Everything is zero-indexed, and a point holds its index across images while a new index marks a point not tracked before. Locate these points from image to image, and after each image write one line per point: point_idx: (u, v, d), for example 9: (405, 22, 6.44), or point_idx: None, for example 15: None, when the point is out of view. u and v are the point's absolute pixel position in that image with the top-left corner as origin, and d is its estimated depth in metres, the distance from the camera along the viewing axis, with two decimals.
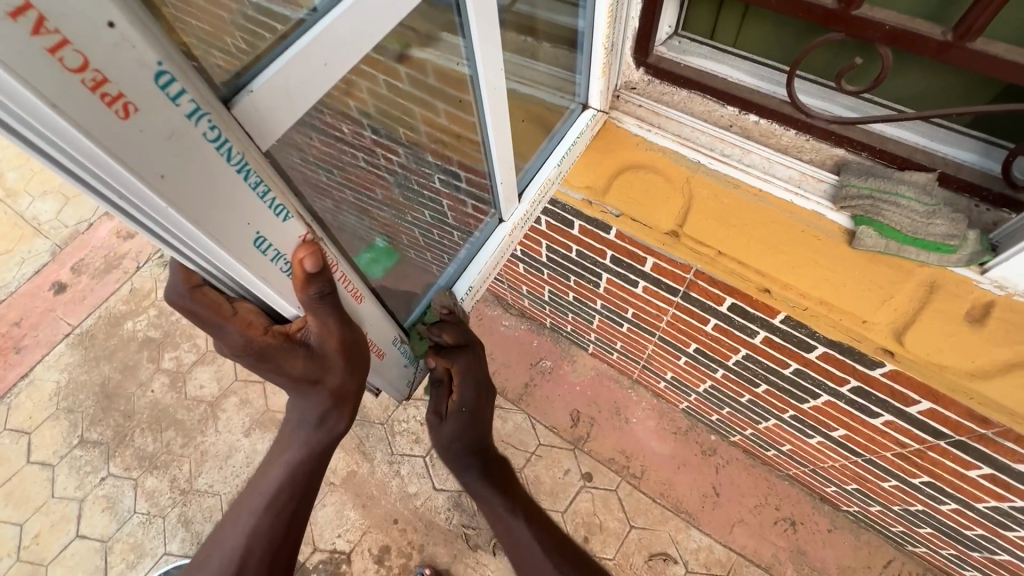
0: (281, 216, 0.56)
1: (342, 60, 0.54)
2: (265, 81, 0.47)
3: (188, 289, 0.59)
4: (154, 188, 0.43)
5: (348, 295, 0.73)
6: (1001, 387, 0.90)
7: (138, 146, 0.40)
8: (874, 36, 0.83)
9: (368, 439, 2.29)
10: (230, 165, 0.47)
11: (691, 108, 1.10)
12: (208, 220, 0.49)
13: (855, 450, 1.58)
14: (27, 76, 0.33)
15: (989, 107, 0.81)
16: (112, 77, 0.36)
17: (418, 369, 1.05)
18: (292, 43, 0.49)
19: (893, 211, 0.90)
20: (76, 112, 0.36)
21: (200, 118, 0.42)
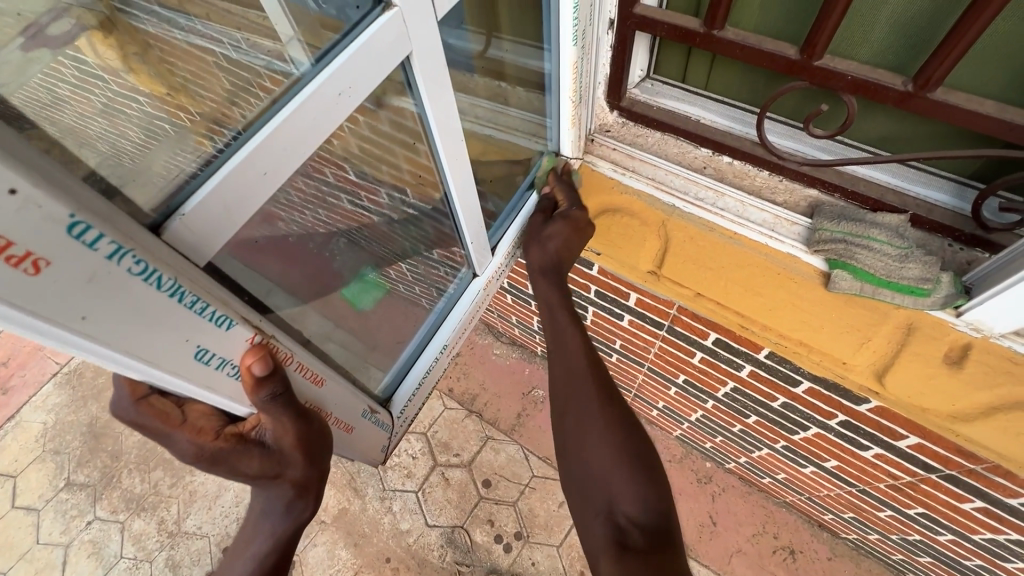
0: (225, 324, 0.54)
1: (284, 166, 0.56)
2: (199, 202, 0.48)
3: (133, 402, 0.57)
4: (76, 330, 0.42)
5: (309, 381, 0.71)
6: (984, 431, 0.90)
7: (53, 296, 0.39)
8: (838, 85, 0.83)
9: (359, 474, 2.26)
10: (161, 291, 0.46)
11: (665, 149, 1.11)
12: (139, 347, 0.48)
13: (849, 480, 1.56)
14: None
15: (959, 153, 0.81)
16: (17, 239, 0.35)
17: (392, 435, 1.03)
18: (231, 156, 0.51)
19: (865, 254, 0.90)
20: None
21: (122, 256, 0.42)
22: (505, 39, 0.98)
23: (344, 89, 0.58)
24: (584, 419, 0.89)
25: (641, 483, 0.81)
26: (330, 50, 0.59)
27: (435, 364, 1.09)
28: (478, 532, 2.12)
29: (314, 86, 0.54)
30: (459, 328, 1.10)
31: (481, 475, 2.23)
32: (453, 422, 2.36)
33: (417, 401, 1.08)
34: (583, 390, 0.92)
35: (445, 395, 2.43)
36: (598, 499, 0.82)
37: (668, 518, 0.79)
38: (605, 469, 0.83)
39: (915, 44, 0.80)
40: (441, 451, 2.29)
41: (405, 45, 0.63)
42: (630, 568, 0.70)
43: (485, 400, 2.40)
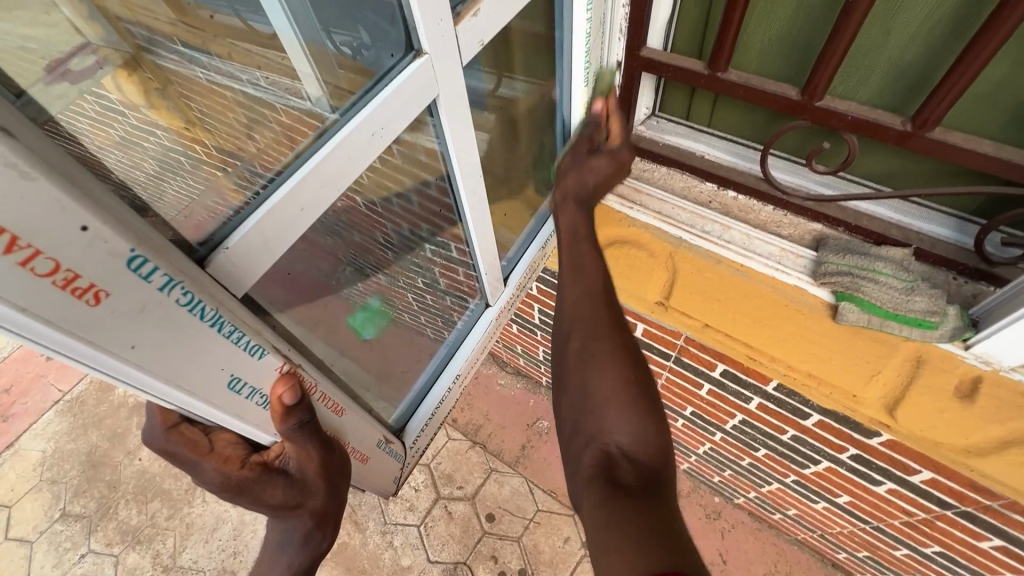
0: (257, 354, 0.55)
1: (318, 204, 0.58)
2: (243, 236, 0.50)
3: (164, 430, 0.59)
4: (125, 358, 0.43)
5: (328, 410, 0.71)
6: (998, 465, 0.90)
7: (108, 325, 0.41)
8: (839, 124, 0.87)
9: (360, 507, 2.22)
10: (203, 321, 0.48)
11: (671, 184, 1.14)
12: (178, 375, 0.48)
13: (862, 517, 1.53)
14: (2, 290, 0.34)
15: (959, 189, 0.84)
16: (84, 272, 0.37)
17: (404, 465, 1.02)
18: (271, 195, 0.54)
19: (873, 287, 0.90)
20: (46, 309, 0.37)
21: (172, 288, 0.43)
22: (518, 79, 0.99)
23: (376, 129, 0.61)
24: (590, 341, 0.83)
25: (645, 419, 0.75)
26: (363, 95, 0.63)
27: (447, 394, 1.09)
28: (481, 569, 2.06)
29: (349, 128, 0.58)
30: (470, 357, 1.11)
31: (484, 509, 2.19)
32: (457, 453, 2.33)
33: (429, 432, 1.07)
34: (596, 316, 0.86)
35: (449, 426, 2.40)
36: (591, 432, 0.77)
37: (664, 462, 0.73)
38: (604, 399, 0.78)
39: (911, 88, 0.84)
40: (444, 484, 2.25)
41: (433, 89, 0.67)
42: (612, 512, 0.64)
43: (489, 431, 2.37)
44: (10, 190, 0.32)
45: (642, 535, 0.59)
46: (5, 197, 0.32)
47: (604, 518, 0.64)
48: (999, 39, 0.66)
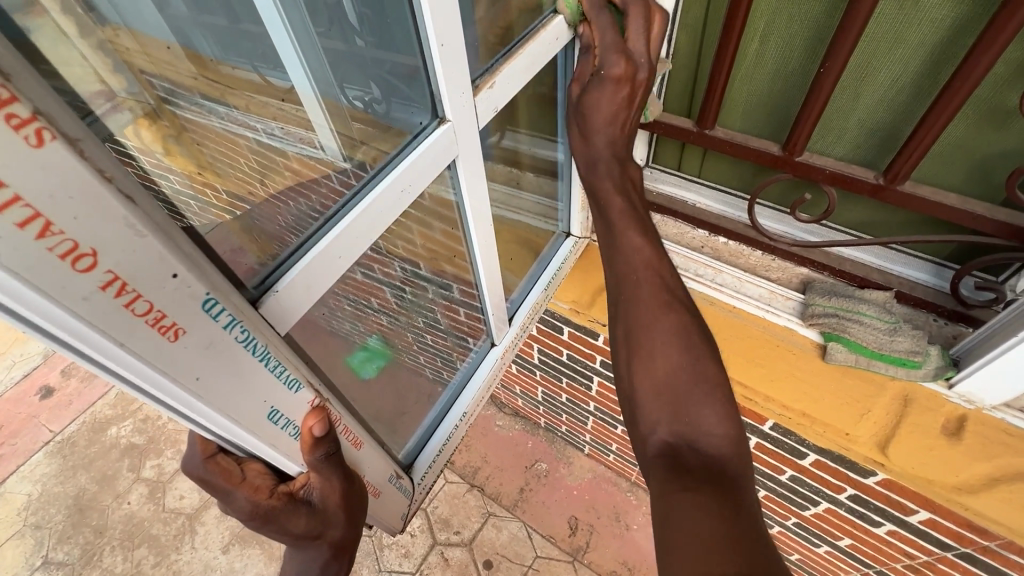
0: (294, 388, 0.58)
1: (353, 252, 0.63)
2: (290, 281, 0.55)
3: (203, 459, 0.61)
4: (190, 389, 0.47)
5: (348, 444, 0.73)
6: (990, 502, 0.89)
7: (180, 359, 0.45)
8: (818, 177, 0.94)
9: (354, 553, 2.17)
10: (255, 357, 0.52)
11: (665, 230, 1.21)
12: (229, 405, 0.52)
13: (865, 561, 1.52)
14: (106, 327, 0.38)
15: (932, 237, 0.90)
16: (170, 313, 0.42)
17: (411, 502, 1.03)
18: (311, 247, 0.58)
19: (857, 327, 0.96)
20: (136, 345, 0.41)
21: (234, 326, 0.48)
22: (521, 132, 1.06)
23: (406, 184, 0.67)
24: (639, 326, 0.70)
25: (710, 408, 0.63)
26: (396, 153, 0.69)
27: (454, 432, 1.11)
28: None
29: (386, 183, 0.64)
30: (478, 394, 1.14)
31: (482, 555, 2.14)
32: (454, 497, 2.29)
33: (436, 470, 1.09)
34: (641, 294, 0.71)
35: (446, 469, 2.38)
36: (649, 419, 0.66)
37: (741, 456, 0.61)
38: (667, 380, 0.66)
39: (884, 146, 0.92)
40: (440, 529, 2.21)
41: (454, 149, 0.74)
42: (675, 502, 0.55)
43: (487, 474, 2.35)
44: (125, 244, 0.36)
45: (712, 531, 0.50)
46: (120, 248, 0.36)
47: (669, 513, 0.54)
48: (952, 107, 0.74)
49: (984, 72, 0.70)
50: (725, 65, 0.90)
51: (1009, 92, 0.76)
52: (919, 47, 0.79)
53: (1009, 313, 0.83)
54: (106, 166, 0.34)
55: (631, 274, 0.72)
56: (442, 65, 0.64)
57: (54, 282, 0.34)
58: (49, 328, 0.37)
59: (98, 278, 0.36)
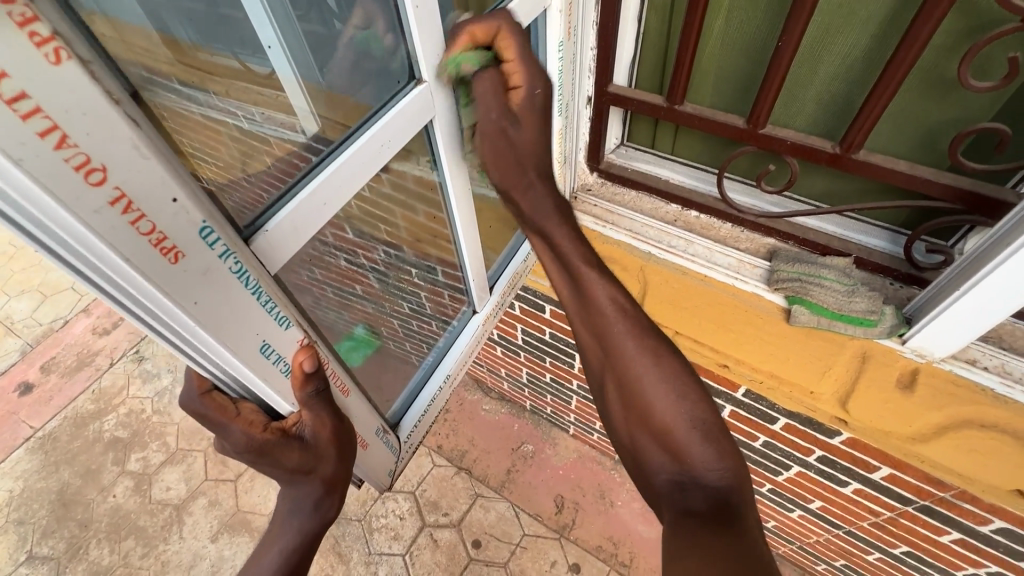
0: (284, 325, 0.62)
1: (337, 201, 0.66)
2: (278, 222, 0.58)
3: (200, 394, 0.63)
4: (189, 312, 0.50)
5: (336, 389, 0.78)
6: (939, 449, 0.97)
7: (180, 281, 0.48)
8: (780, 148, 0.99)
9: (344, 538, 2.19)
10: (247, 289, 0.55)
11: (640, 205, 1.25)
12: (225, 333, 0.55)
13: (835, 522, 1.59)
14: (114, 241, 0.41)
15: (886, 204, 0.97)
16: (170, 235, 0.45)
17: (398, 459, 1.07)
18: (300, 190, 0.61)
19: (819, 290, 1.01)
20: (140, 262, 0.44)
21: (228, 256, 0.51)
22: None
23: (385, 140, 0.70)
24: (627, 373, 0.79)
25: (705, 446, 0.72)
26: (376, 110, 0.72)
27: (437, 395, 1.14)
28: None
29: (368, 135, 0.67)
30: (460, 358, 1.17)
31: (470, 535, 2.19)
32: (442, 480, 2.33)
33: (420, 430, 1.13)
34: (621, 344, 0.80)
35: (433, 453, 2.42)
36: (656, 458, 0.76)
37: (741, 487, 0.70)
38: (661, 418, 0.75)
39: (839, 116, 0.97)
40: (429, 511, 2.25)
41: (430, 108, 0.78)
42: (684, 531, 0.66)
43: (474, 457, 2.39)
44: (130, 163, 0.39)
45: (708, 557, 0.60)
46: (126, 167, 0.39)
47: (679, 545, 0.65)
48: (896, 79, 0.80)
49: (927, 39, 0.75)
50: (691, 42, 0.94)
51: (949, 63, 0.82)
52: (869, 20, 0.84)
53: (953, 270, 0.91)
54: (115, 90, 0.37)
55: (609, 326, 0.81)
56: (418, 26, 0.68)
57: (68, 192, 0.37)
58: (56, 238, 0.39)
59: (108, 194, 0.39)
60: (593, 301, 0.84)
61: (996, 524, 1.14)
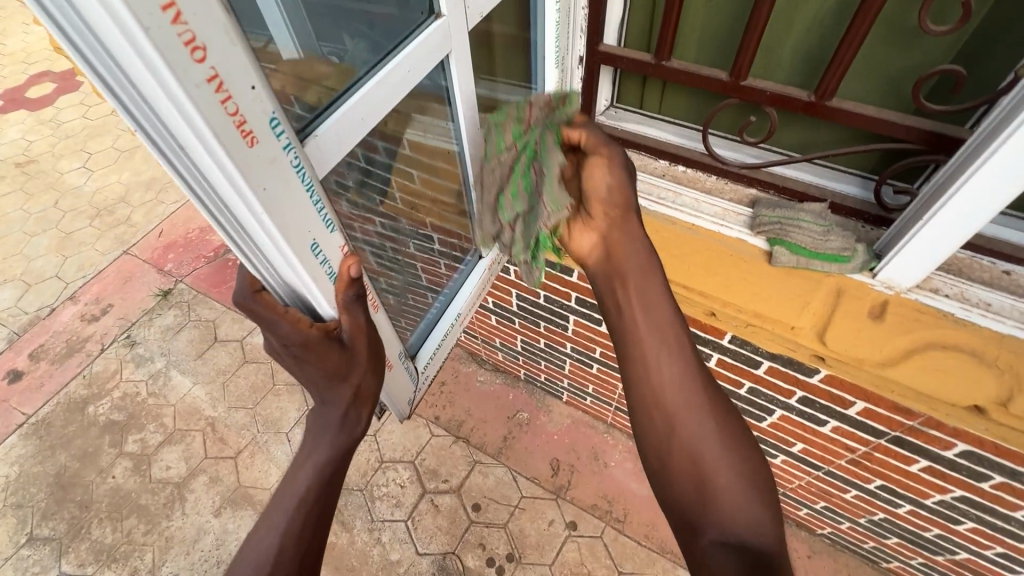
0: (329, 228, 0.69)
1: (371, 118, 0.72)
2: (327, 126, 0.64)
3: (252, 292, 0.68)
4: (260, 198, 0.56)
5: (370, 304, 0.86)
6: (907, 371, 1.05)
7: (255, 167, 0.54)
8: (760, 99, 1.07)
9: (346, 507, 2.24)
10: (303, 186, 0.61)
11: (630, 162, 1.32)
12: (286, 226, 0.61)
13: (815, 464, 1.69)
14: (209, 119, 0.47)
15: (857, 148, 1.05)
16: (249, 119, 0.51)
17: (417, 387, 1.13)
18: (343, 103, 0.67)
19: (798, 232, 1.11)
20: (228, 141, 0.50)
21: (289, 150, 0.57)
22: (500, 80, 1.15)
23: (411, 67, 0.76)
24: (680, 415, 0.80)
25: (751, 499, 0.73)
26: (394, 44, 0.77)
27: (450, 331, 1.22)
28: (470, 557, 2.11)
29: (396, 60, 0.73)
30: (470, 299, 1.25)
31: (470, 499, 2.25)
32: (441, 449, 2.39)
33: (436, 363, 1.20)
34: (682, 386, 0.81)
35: (432, 424, 2.48)
36: (693, 500, 0.75)
37: (775, 540, 0.71)
38: (712, 464, 0.76)
39: (812, 66, 1.05)
40: (429, 478, 2.31)
41: (446, 46, 0.84)
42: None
43: (472, 426, 2.45)
44: (221, 45, 0.46)
45: None
46: (219, 49, 0.46)
47: None
48: (862, 30, 0.87)
49: None
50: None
51: (908, 11, 0.90)
52: None
53: (917, 203, 1.01)
54: None
55: (667, 373, 0.83)
56: None
57: (178, 64, 0.43)
58: (159, 106, 0.45)
59: (205, 71, 0.45)
60: (652, 338, 0.86)
61: (959, 447, 1.23)
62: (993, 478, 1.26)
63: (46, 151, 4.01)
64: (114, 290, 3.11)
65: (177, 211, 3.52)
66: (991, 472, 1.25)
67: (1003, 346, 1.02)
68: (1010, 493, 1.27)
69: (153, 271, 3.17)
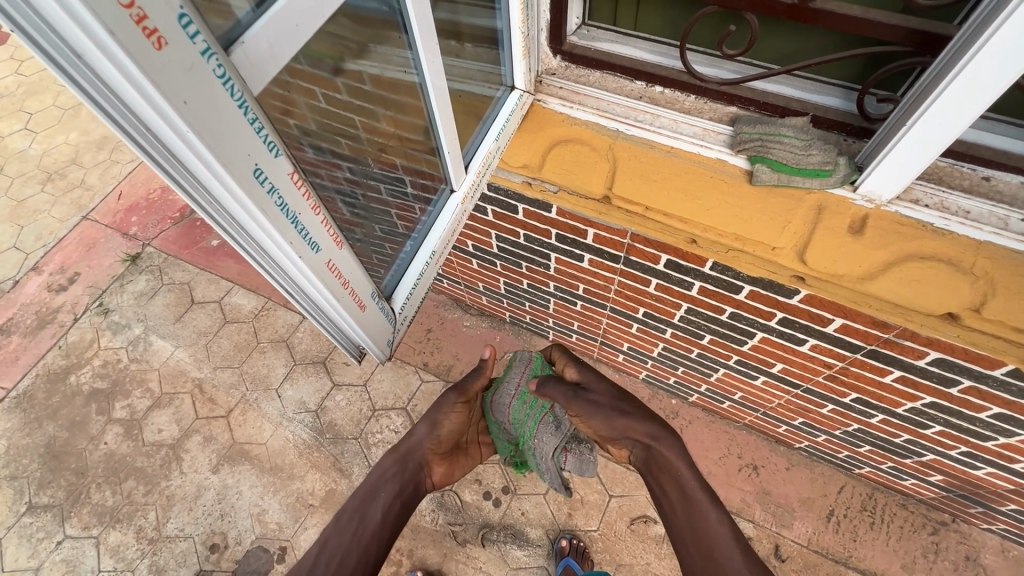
0: (273, 152, 0.63)
1: (308, 24, 0.63)
2: (255, 32, 0.56)
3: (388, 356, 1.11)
4: (180, 113, 0.50)
5: (331, 240, 0.81)
6: (882, 285, 1.07)
7: (169, 74, 0.48)
8: (741, 5, 1.00)
9: (343, 455, 2.28)
10: (234, 101, 0.55)
11: (606, 85, 1.26)
12: (219, 148, 0.55)
13: (794, 382, 1.74)
14: (96, 9, 0.41)
15: (840, 54, 1.00)
16: (149, 13, 0.44)
17: (395, 328, 1.10)
18: (269, 5, 0.58)
19: (779, 148, 1.09)
20: (127, 40, 0.43)
21: (210, 56, 0.51)
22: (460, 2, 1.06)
23: None
24: (688, 509, 0.98)
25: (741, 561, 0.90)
26: None
27: (425, 271, 1.16)
28: (467, 492, 2.16)
29: None
30: (445, 236, 1.18)
31: None
32: (432, 394, 2.40)
33: (412, 306, 1.16)
34: (686, 486, 1.00)
35: (421, 370, 2.48)
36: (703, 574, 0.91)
37: None
38: (714, 536, 0.94)
39: None
40: None
41: None
42: None
43: (460, 370, 2.45)
44: None
45: None
46: None
47: None
48: None
49: None
50: None
51: None
52: None
53: (902, 107, 0.97)
54: None
55: (676, 473, 1.02)
56: None
57: None
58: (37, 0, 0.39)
59: None
60: (662, 454, 1.05)
61: (931, 356, 1.27)
62: (962, 383, 1.31)
63: None
64: (78, 258, 2.98)
65: (134, 172, 3.33)
66: (959, 377, 1.29)
67: (979, 253, 1.03)
68: (977, 396, 1.33)
69: (117, 236, 3.04)
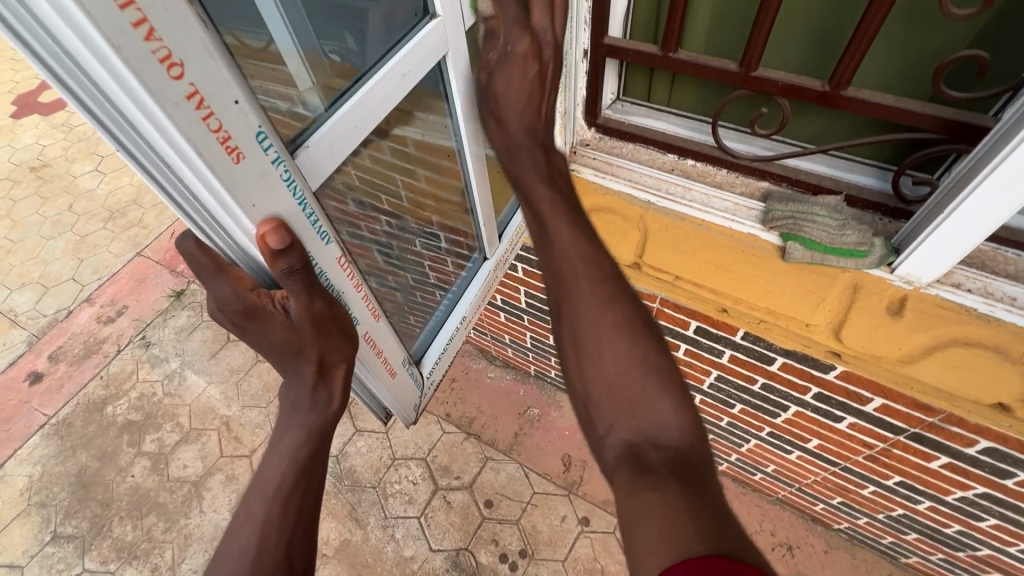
0: (324, 238, 0.73)
1: (364, 125, 0.74)
2: (319, 138, 0.67)
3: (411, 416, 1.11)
4: (248, 211, 0.60)
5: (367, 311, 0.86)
6: (926, 366, 1.10)
7: (245, 182, 0.59)
8: (771, 90, 1.03)
9: (360, 505, 2.23)
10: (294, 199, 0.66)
11: (637, 156, 1.29)
12: None
13: (831, 460, 1.65)
14: (191, 137, 0.52)
15: (874, 139, 1.01)
16: (233, 135, 0.55)
17: (422, 392, 1.12)
18: (333, 114, 0.69)
19: (812, 227, 1.07)
20: (213, 157, 0.54)
21: (279, 164, 0.62)
22: None
23: (409, 69, 0.77)
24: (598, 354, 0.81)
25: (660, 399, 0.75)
26: (393, 45, 0.78)
27: (456, 333, 1.21)
28: (483, 553, 2.09)
29: (390, 67, 0.74)
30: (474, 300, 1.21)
31: (482, 495, 2.23)
32: (453, 446, 2.37)
33: (442, 367, 1.20)
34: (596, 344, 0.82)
35: (443, 421, 2.45)
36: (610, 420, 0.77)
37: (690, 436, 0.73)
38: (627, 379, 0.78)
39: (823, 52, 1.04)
40: (441, 475, 2.29)
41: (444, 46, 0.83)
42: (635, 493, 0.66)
43: (482, 422, 2.42)
44: (201, 73, 0.50)
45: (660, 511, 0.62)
46: (199, 73, 0.50)
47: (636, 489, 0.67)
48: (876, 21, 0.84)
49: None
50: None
51: None
52: None
53: (936, 197, 0.98)
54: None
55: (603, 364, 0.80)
56: None
57: (156, 84, 0.47)
58: (148, 133, 0.50)
59: (184, 89, 0.49)
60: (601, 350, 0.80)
61: (981, 444, 1.20)
62: (1017, 475, 1.23)
63: (59, 155, 4.06)
64: (129, 292, 3.14)
65: None
66: (1014, 469, 1.21)
67: None
68: None
69: (166, 272, 3.21)
